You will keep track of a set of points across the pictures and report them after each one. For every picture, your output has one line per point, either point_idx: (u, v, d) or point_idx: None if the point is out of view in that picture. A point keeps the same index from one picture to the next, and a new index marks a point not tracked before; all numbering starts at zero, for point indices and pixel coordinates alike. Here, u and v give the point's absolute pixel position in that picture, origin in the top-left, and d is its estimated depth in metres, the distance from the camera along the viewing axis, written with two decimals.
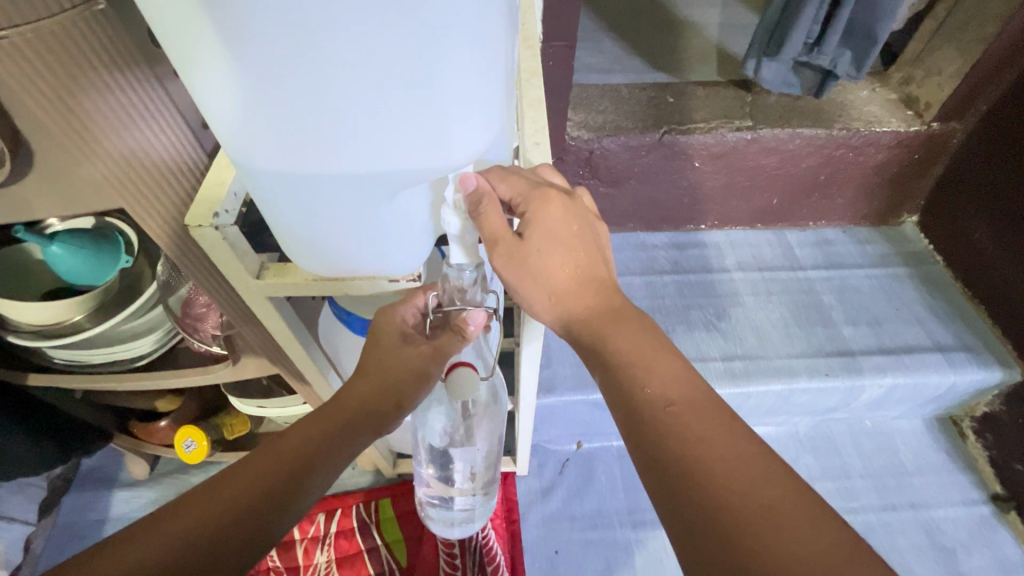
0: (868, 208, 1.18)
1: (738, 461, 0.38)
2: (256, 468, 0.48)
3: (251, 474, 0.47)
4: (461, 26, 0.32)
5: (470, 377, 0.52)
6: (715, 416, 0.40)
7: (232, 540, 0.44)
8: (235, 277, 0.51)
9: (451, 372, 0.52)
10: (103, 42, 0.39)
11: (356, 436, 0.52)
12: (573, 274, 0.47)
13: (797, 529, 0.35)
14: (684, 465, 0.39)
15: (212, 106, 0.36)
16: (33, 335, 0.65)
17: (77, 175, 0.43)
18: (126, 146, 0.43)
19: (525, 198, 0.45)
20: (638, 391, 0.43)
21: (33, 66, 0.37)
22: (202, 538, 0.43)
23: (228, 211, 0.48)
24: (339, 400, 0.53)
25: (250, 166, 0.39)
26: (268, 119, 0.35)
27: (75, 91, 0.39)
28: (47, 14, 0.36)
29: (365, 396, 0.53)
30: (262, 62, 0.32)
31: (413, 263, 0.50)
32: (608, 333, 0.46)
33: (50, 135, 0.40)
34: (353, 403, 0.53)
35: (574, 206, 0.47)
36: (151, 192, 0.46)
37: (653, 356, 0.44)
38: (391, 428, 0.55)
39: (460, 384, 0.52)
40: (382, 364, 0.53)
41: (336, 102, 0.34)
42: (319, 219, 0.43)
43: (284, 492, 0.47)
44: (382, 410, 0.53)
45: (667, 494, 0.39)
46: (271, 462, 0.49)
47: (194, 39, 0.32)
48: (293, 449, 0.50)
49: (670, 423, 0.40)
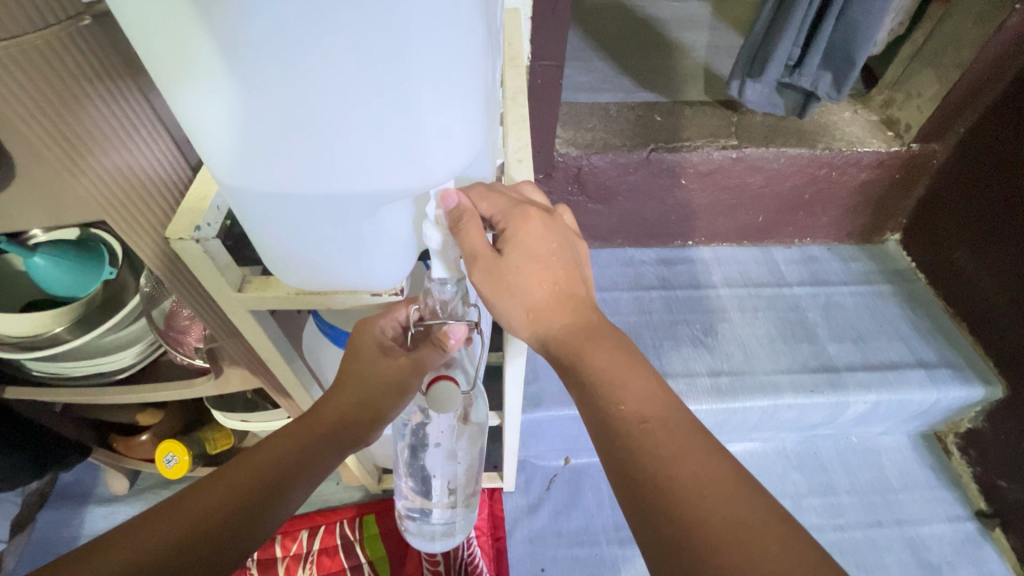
0: (852, 227, 1.20)
1: (711, 480, 0.38)
2: (231, 481, 0.47)
3: (223, 487, 0.46)
4: (438, 42, 0.33)
5: (452, 390, 0.50)
6: (688, 436, 0.41)
7: (206, 551, 0.43)
8: (216, 290, 0.51)
9: (432, 386, 0.50)
10: (86, 57, 0.40)
11: (335, 449, 0.52)
12: (551, 292, 0.47)
13: (765, 548, 0.35)
14: (657, 480, 0.39)
15: (194, 122, 0.36)
16: (12, 347, 0.64)
17: (58, 187, 0.42)
18: (110, 156, 0.43)
19: (504, 214, 0.46)
20: (613, 407, 0.43)
21: (19, 82, 0.37)
22: (172, 554, 0.42)
23: (210, 224, 0.48)
24: (318, 411, 0.53)
25: (229, 179, 0.39)
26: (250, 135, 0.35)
27: (60, 105, 0.39)
28: (32, 29, 0.36)
29: (344, 409, 0.53)
30: (244, 78, 0.33)
31: (396, 277, 0.49)
32: (584, 350, 0.46)
33: (34, 149, 0.39)
34: (332, 416, 0.53)
35: (554, 224, 0.48)
36: (134, 203, 0.46)
37: (626, 372, 0.45)
38: (369, 441, 0.55)
39: (440, 397, 0.50)
40: (360, 376, 0.53)
41: (316, 115, 0.35)
42: (302, 233, 0.43)
43: (258, 506, 0.46)
44: (360, 424, 0.53)
45: (641, 511, 0.39)
46: (247, 474, 0.48)
47: (176, 57, 0.32)
48: (268, 462, 0.49)
49: (643, 439, 0.41)
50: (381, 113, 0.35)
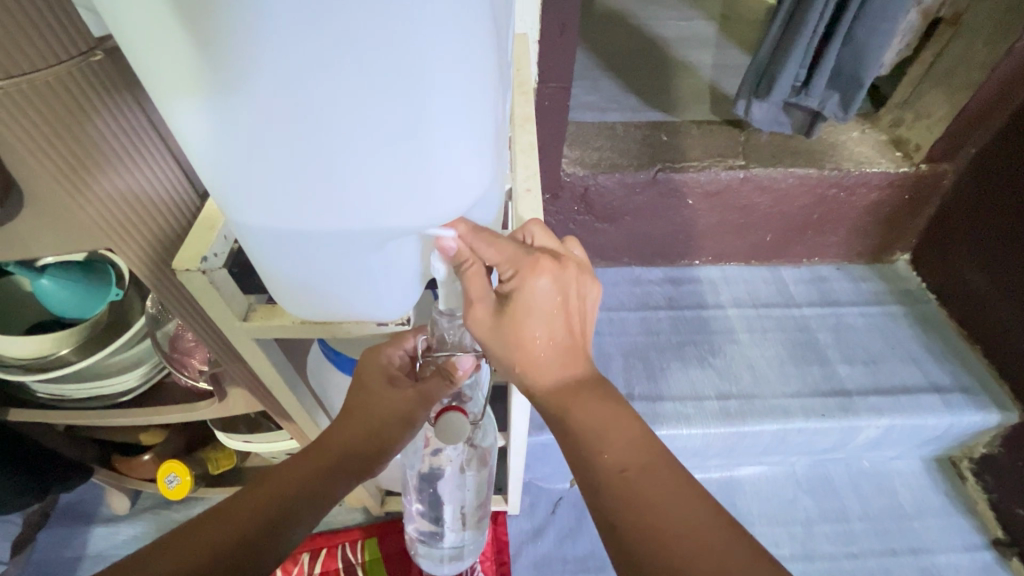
0: (862, 246, 1.19)
1: (696, 529, 0.39)
2: (236, 513, 0.46)
3: (230, 518, 0.46)
4: (449, 74, 0.33)
5: (461, 420, 0.50)
6: (671, 481, 0.41)
7: None
8: (221, 319, 0.50)
9: (441, 417, 0.50)
10: (96, 86, 0.40)
11: (340, 479, 0.51)
12: (550, 345, 0.47)
13: None
14: (641, 531, 0.39)
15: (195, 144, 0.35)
16: (18, 369, 0.64)
17: (65, 217, 0.42)
18: (118, 186, 0.43)
19: (513, 264, 0.43)
20: (595, 458, 0.43)
21: (31, 118, 0.37)
22: None
23: (217, 254, 0.48)
24: (325, 441, 0.53)
25: (231, 206, 0.38)
26: (252, 158, 0.35)
27: (64, 132, 0.39)
28: (44, 65, 0.36)
29: (351, 439, 0.53)
30: (246, 106, 0.32)
31: (402, 308, 0.48)
32: (570, 403, 0.46)
33: (42, 181, 0.39)
34: (339, 446, 0.52)
35: (562, 275, 0.45)
36: (142, 231, 0.46)
37: (610, 420, 0.45)
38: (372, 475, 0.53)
39: (449, 427, 0.50)
40: (369, 405, 0.53)
41: (322, 143, 0.34)
42: (303, 261, 0.42)
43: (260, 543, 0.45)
44: (366, 455, 0.53)
45: (627, 561, 0.39)
46: (251, 505, 0.47)
47: (176, 81, 0.32)
48: (271, 493, 0.48)
49: (628, 489, 0.41)
50: (389, 144, 0.35)
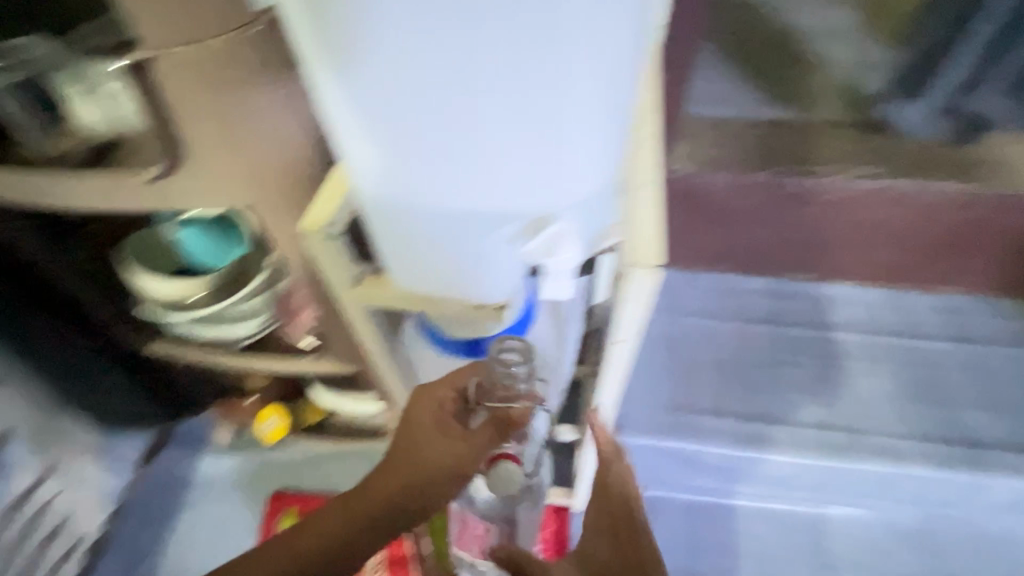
0: (1016, 279, 1.02)
1: None
2: (295, 550, 0.51)
3: (291, 553, 0.50)
4: (589, 55, 0.32)
5: (513, 473, 0.54)
6: None
7: None
8: (334, 281, 0.53)
9: (496, 466, 0.55)
10: (255, 56, 0.42)
11: (390, 528, 0.52)
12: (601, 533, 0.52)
13: None
14: None
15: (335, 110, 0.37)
16: (162, 304, 0.73)
17: (213, 170, 0.48)
18: (259, 147, 0.47)
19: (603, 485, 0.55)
20: None
21: (199, 79, 0.42)
22: None
23: (340, 221, 0.50)
24: (378, 485, 0.53)
25: (360, 170, 0.39)
26: (387, 129, 0.36)
27: (223, 94, 0.43)
28: (213, 32, 0.40)
29: (401, 489, 0.52)
30: (390, 74, 0.33)
31: (502, 291, 0.48)
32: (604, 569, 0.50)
33: (202, 135, 0.45)
34: (391, 494, 0.52)
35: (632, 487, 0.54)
36: (275, 190, 0.51)
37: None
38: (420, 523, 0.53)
39: (503, 479, 0.54)
40: (420, 454, 0.53)
41: (455, 118, 0.34)
42: (413, 235, 0.43)
43: None
44: (416, 507, 0.52)
45: None
46: (310, 543, 0.51)
47: (331, 47, 0.33)
48: (325, 536, 0.51)
49: None
50: (519, 124, 0.35)
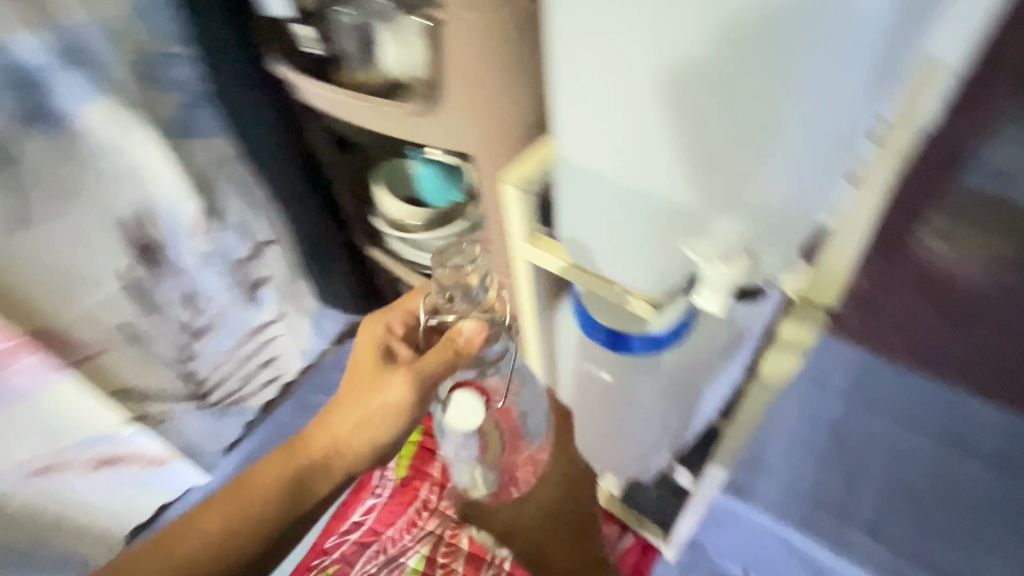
0: None
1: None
2: (262, 480, 0.58)
3: (258, 484, 0.58)
4: (826, 64, 0.34)
5: (473, 400, 0.50)
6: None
7: (244, 538, 0.58)
8: (513, 233, 0.59)
9: (456, 392, 0.50)
10: (519, 31, 0.51)
11: (334, 464, 0.57)
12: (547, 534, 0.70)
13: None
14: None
15: (604, 76, 0.38)
16: (385, 221, 0.93)
17: (458, 115, 0.58)
18: (497, 105, 0.56)
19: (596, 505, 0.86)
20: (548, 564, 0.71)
21: (473, 42, 0.51)
22: (228, 534, 0.58)
23: (535, 179, 0.55)
24: (324, 426, 0.57)
25: (572, 147, 0.44)
26: (662, 103, 0.37)
27: (486, 57, 0.52)
28: (495, 5, 0.49)
29: (348, 428, 0.56)
30: (632, 64, 0.36)
31: (663, 286, 0.50)
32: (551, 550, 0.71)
33: (461, 85, 0.55)
34: (336, 434, 0.57)
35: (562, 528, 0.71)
36: (497, 143, 0.60)
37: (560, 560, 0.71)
38: (372, 464, 0.58)
39: (463, 407, 0.50)
40: (374, 382, 0.54)
41: (678, 113, 0.37)
42: (617, 212, 0.45)
43: (279, 517, 0.58)
44: (363, 443, 0.56)
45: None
46: (269, 477, 0.58)
47: (597, 22, 0.35)
48: (277, 471, 0.58)
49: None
50: (739, 125, 0.37)
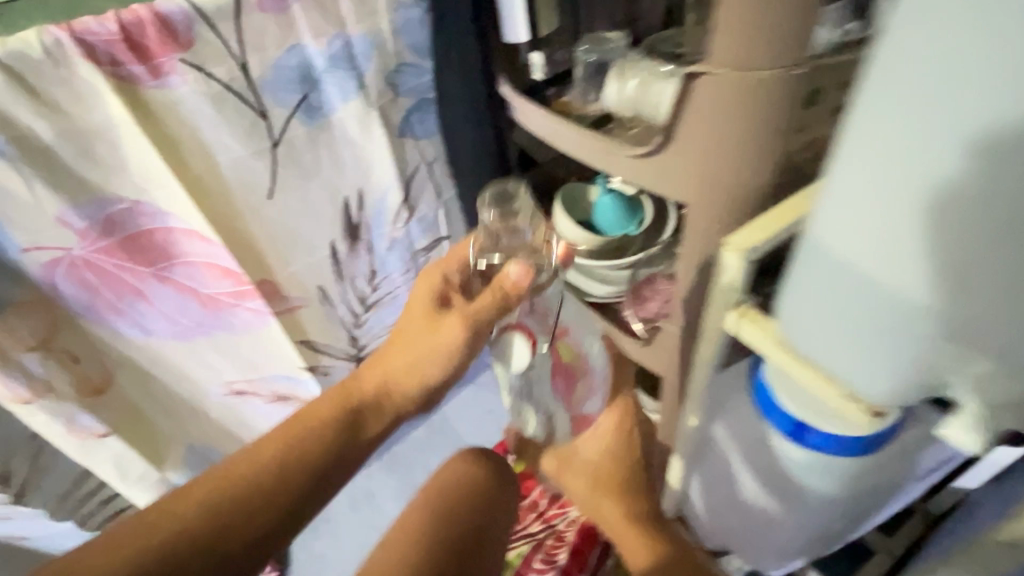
0: None
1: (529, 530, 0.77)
2: (307, 419, 0.68)
3: (312, 422, 0.68)
4: None
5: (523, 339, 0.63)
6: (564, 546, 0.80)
7: (292, 479, 0.63)
8: (717, 293, 0.59)
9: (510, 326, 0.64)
10: (778, 94, 0.48)
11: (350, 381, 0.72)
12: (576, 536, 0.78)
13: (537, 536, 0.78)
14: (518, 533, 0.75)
15: (931, 191, 0.37)
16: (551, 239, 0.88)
17: (678, 164, 0.57)
18: (726, 163, 0.53)
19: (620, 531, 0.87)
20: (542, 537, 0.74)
21: (723, 98, 0.50)
22: (267, 476, 0.62)
23: (760, 248, 0.54)
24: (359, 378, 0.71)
25: (836, 249, 0.45)
26: (966, 232, 0.37)
27: (731, 115, 0.50)
28: (762, 67, 0.47)
29: (376, 371, 0.71)
30: (952, 203, 0.37)
31: (884, 395, 0.50)
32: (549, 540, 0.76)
33: (690, 135, 0.54)
34: (369, 378, 0.71)
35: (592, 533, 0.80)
36: (710, 199, 0.57)
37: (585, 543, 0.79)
38: (404, 404, 0.71)
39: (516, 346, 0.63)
40: (413, 330, 0.69)
41: (986, 259, 0.37)
42: (849, 299, 0.46)
43: (326, 452, 0.66)
44: (393, 377, 0.71)
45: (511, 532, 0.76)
46: (313, 427, 0.67)
47: (933, 151, 0.36)
48: (318, 419, 0.68)
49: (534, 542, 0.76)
50: None
